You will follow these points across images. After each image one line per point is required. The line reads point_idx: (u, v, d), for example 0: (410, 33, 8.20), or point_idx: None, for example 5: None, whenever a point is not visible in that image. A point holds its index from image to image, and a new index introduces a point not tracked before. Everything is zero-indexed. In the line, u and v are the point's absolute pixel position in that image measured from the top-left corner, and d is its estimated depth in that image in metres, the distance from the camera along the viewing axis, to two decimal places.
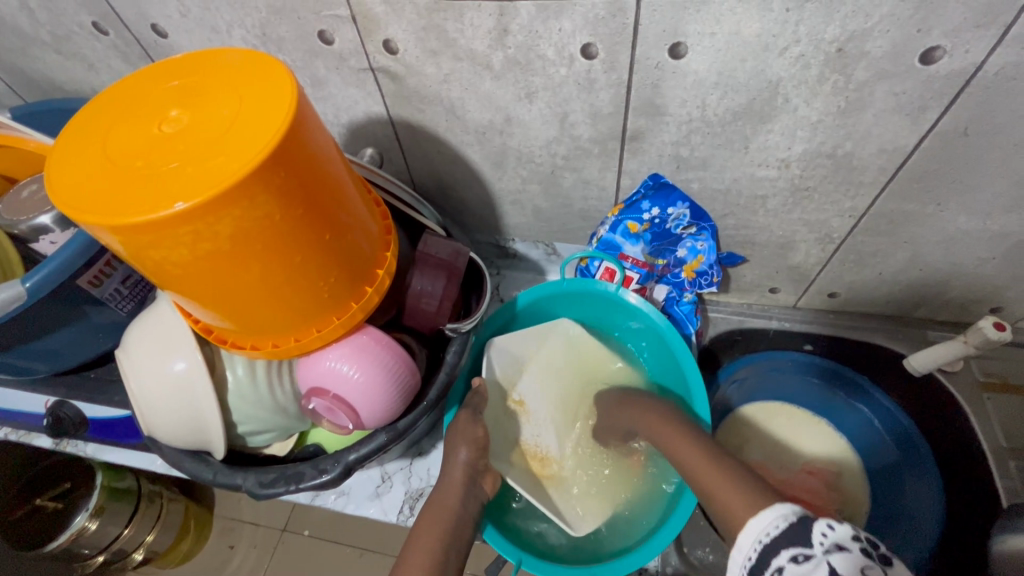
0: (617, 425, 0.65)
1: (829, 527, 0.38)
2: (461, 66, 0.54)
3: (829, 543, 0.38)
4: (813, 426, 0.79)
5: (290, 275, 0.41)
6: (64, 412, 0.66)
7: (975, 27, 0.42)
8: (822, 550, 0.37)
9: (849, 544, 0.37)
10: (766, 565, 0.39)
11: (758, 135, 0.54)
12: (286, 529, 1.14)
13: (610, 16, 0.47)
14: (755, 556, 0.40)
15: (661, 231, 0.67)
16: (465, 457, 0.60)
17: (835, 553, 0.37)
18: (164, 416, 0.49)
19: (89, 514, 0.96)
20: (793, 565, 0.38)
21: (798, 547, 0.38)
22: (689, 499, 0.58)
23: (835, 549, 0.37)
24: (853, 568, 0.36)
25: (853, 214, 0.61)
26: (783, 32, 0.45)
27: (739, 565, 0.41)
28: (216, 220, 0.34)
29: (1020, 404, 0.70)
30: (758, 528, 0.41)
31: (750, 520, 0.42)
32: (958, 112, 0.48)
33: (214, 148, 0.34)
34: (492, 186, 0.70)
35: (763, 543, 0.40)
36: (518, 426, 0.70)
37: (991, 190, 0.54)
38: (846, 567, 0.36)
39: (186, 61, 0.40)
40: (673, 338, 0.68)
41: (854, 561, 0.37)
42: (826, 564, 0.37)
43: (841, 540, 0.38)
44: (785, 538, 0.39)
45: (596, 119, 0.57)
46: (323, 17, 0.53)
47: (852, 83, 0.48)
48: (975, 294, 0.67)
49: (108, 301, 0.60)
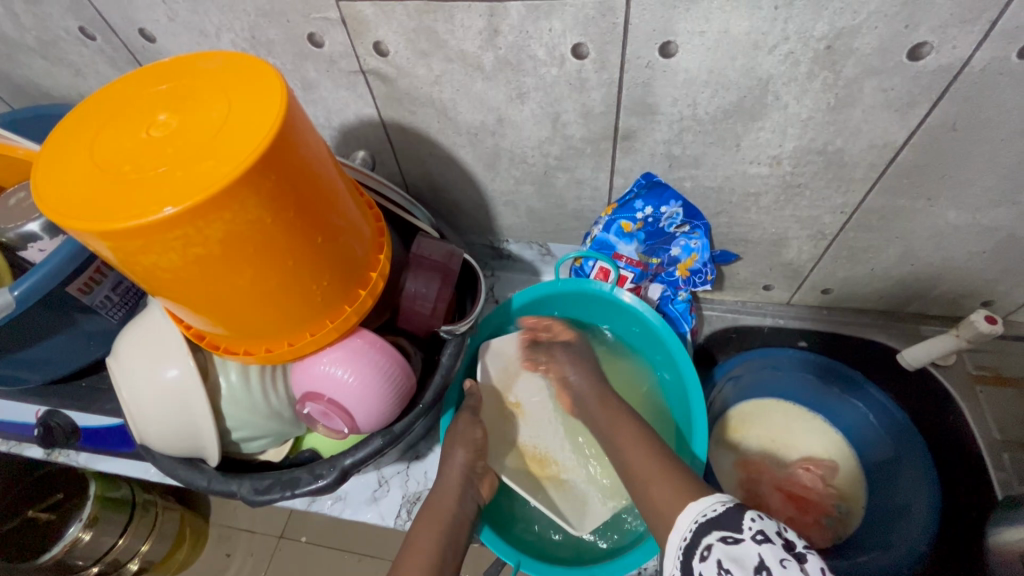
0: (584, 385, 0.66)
1: (758, 515, 0.43)
2: (452, 68, 0.54)
3: (755, 528, 0.42)
4: (811, 422, 0.77)
5: (282, 278, 0.40)
6: (56, 422, 0.65)
7: (961, 23, 0.42)
8: (749, 535, 0.42)
9: (775, 536, 0.41)
10: (697, 543, 0.44)
11: (749, 132, 0.55)
12: (283, 535, 1.13)
13: (600, 15, 0.47)
14: (689, 536, 0.45)
15: (655, 230, 0.67)
16: (462, 458, 0.60)
17: (760, 541, 0.41)
18: (156, 423, 0.48)
19: (83, 523, 0.96)
20: (722, 545, 0.42)
21: (727, 529, 0.43)
22: (651, 547, 0.57)
23: (761, 536, 0.41)
24: (773, 555, 0.40)
25: (845, 210, 0.61)
26: (772, 29, 0.45)
27: (674, 546, 0.46)
28: (206, 224, 0.33)
29: (1012, 395, 0.71)
30: (698, 509, 0.46)
31: (690, 505, 0.47)
32: (946, 108, 0.48)
33: (204, 152, 0.33)
34: (485, 187, 0.69)
35: (700, 522, 0.45)
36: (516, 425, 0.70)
37: (982, 183, 0.54)
38: (769, 552, 0.40)
39: (175, 65, 0.39)
40: (676, 346, 0.67)
41: (775, 550, 0.41)
42: (752, 548, 0.41)
43: (766, 529, 0.42)
44: (718, 522, 0.44)
45: (588, 118, 0.57)
46: (312, 19, 0.52)
47: (841, 79, 0.48)
48: (966, 288, 0.68)
49: (99, 308, 0.59)
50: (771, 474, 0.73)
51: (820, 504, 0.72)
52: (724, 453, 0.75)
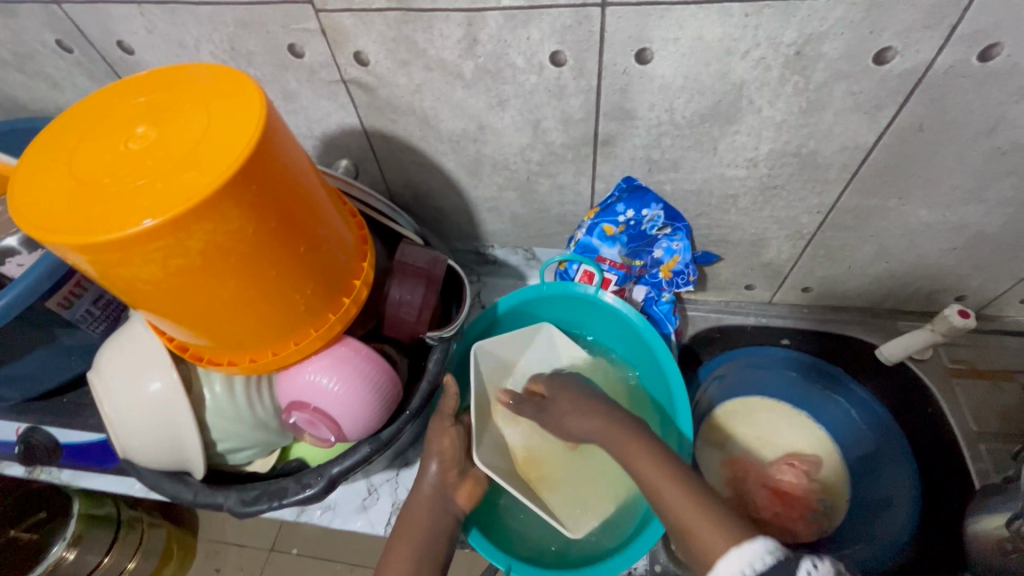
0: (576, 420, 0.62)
1: (813, 564, 0.41)
2: (432, 77, 0.55)
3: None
4: (793, 418, 0.77)
5: (264, 289, 0.41)
6: (37, 438, 0.64)
7: (923, 28, 0.44)
8: None
9: None
10: None
11: (726, 136, 0.56)
12: (274, 548, 1.12)
13: (577, 24, 0.48)
14: None
15: (637, 233, 0.68)
16: (434, 468, 0.59)
17: None
18: (138, 436, 0.48)
19: (67, 542, 0.94)
20: None
21: None
22: (655, 531, 0.58)
23: None
24: None
25: (821, 211, 0.62)
26: (743, 36, 0.47)
27: None
28: (187, 236, 0.34)
29: (987, 387, 0.73)
30: (747, 558, 0.43)
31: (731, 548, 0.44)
32: (913, 110, 0.50)
33: (184, 164, 0.34)
34: (469, 194, 0.70)
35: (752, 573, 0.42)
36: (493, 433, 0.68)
37: (949, 183, 0.56)
38: None
39: (153, 78, 0.39)
40: (659, 344, 0.68)
41: None
42: None
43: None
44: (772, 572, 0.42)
45: (568, 124, 0.58)
46: (292, 30, 0.53)
47: (811, 84, 0.49)
48: (940, 284, 0.70)
49: (80, 323, 0.58)
50: (757, 471, 0.73)
51: (806, 500, 0.72)
52: (711, 451, 0.76)
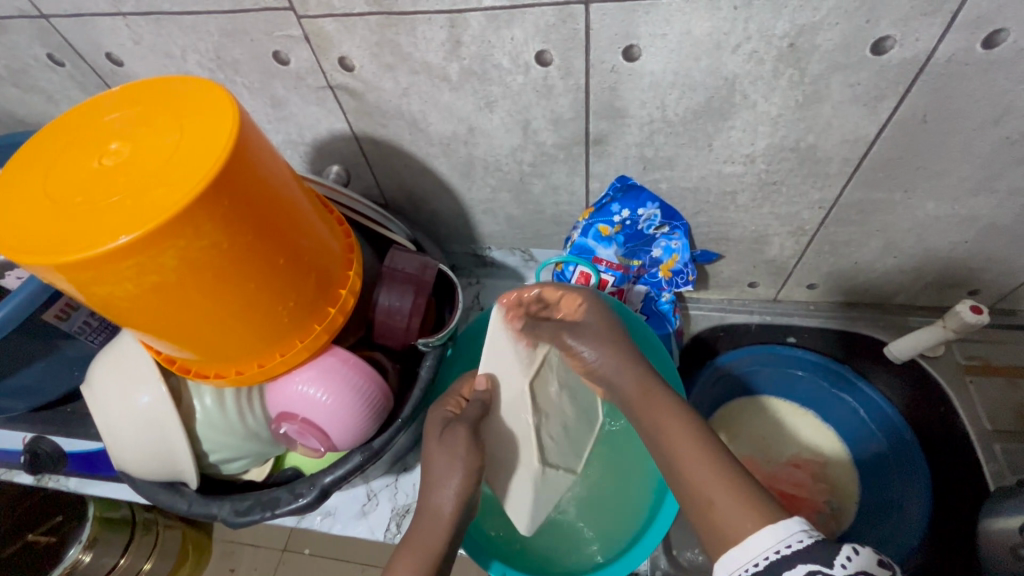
0: (614, 363, 0.54)
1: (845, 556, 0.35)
2: (419, 80, 0.54)
3: (852, 569, 0.35)
4: (800, 419, 0.78)
5: (244, 301, 0.40)
6: (42, 447, 0.65)
7: (921, 16, 0.42)
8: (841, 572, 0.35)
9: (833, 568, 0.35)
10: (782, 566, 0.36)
11: (721, 132, 0.54)
12: (287, 549, 1.12)
13: (561, 22, 0.47)
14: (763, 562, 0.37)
15: (634, 232, 0.67)
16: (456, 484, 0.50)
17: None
18: (130, 448, 0.48)
19: (82, 545, 0.96)
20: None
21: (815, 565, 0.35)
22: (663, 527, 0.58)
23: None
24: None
25: (823, 206, 0.60)
26: (733, 29, 0.45)
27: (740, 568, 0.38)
28: (159, 253, 0.33)
29: (1002, 385, 0.70)
30: (779, 536, 0.37)
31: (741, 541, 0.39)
32: (914, 101, 0.48)
33: (154, 181, 0.33)
34: (463, 196, 0.69)
35: (782, 554, 0.37)
36: (473, 412, 0.54)
37: (956, 175, 0.54)
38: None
39: (126, 93, 0.39)
40: (667, 368, 0.63)
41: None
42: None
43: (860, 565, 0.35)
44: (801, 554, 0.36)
45: (558, 125, 0.57)
46: (275, 37, 0.52)
47: (807, 76, 0.48)
48: (951, 278, 0.67)
49: (79, 334, 0.59)
50: (763, 473, 0.74)
51: (811, 502, 0.73)
52: None
